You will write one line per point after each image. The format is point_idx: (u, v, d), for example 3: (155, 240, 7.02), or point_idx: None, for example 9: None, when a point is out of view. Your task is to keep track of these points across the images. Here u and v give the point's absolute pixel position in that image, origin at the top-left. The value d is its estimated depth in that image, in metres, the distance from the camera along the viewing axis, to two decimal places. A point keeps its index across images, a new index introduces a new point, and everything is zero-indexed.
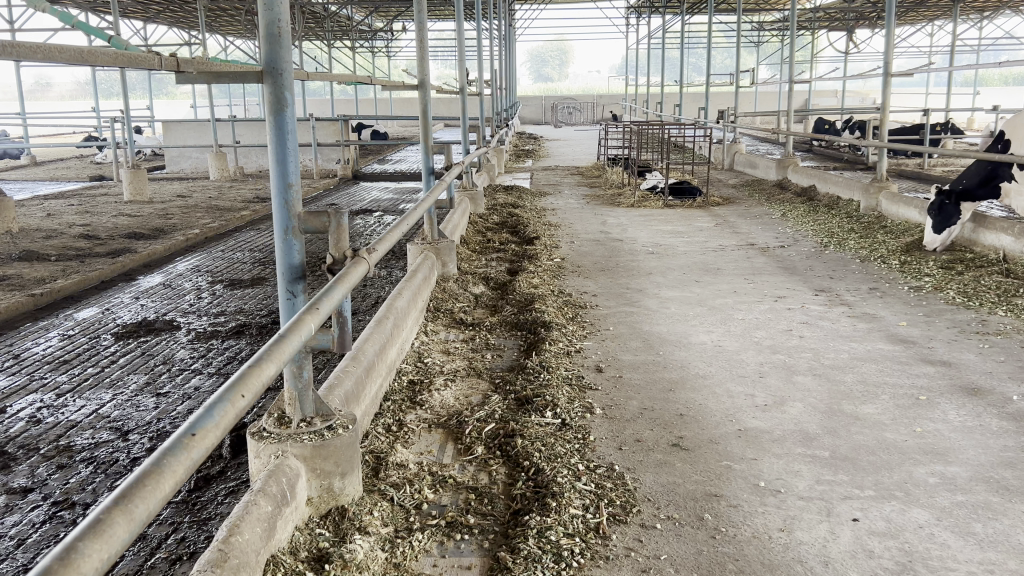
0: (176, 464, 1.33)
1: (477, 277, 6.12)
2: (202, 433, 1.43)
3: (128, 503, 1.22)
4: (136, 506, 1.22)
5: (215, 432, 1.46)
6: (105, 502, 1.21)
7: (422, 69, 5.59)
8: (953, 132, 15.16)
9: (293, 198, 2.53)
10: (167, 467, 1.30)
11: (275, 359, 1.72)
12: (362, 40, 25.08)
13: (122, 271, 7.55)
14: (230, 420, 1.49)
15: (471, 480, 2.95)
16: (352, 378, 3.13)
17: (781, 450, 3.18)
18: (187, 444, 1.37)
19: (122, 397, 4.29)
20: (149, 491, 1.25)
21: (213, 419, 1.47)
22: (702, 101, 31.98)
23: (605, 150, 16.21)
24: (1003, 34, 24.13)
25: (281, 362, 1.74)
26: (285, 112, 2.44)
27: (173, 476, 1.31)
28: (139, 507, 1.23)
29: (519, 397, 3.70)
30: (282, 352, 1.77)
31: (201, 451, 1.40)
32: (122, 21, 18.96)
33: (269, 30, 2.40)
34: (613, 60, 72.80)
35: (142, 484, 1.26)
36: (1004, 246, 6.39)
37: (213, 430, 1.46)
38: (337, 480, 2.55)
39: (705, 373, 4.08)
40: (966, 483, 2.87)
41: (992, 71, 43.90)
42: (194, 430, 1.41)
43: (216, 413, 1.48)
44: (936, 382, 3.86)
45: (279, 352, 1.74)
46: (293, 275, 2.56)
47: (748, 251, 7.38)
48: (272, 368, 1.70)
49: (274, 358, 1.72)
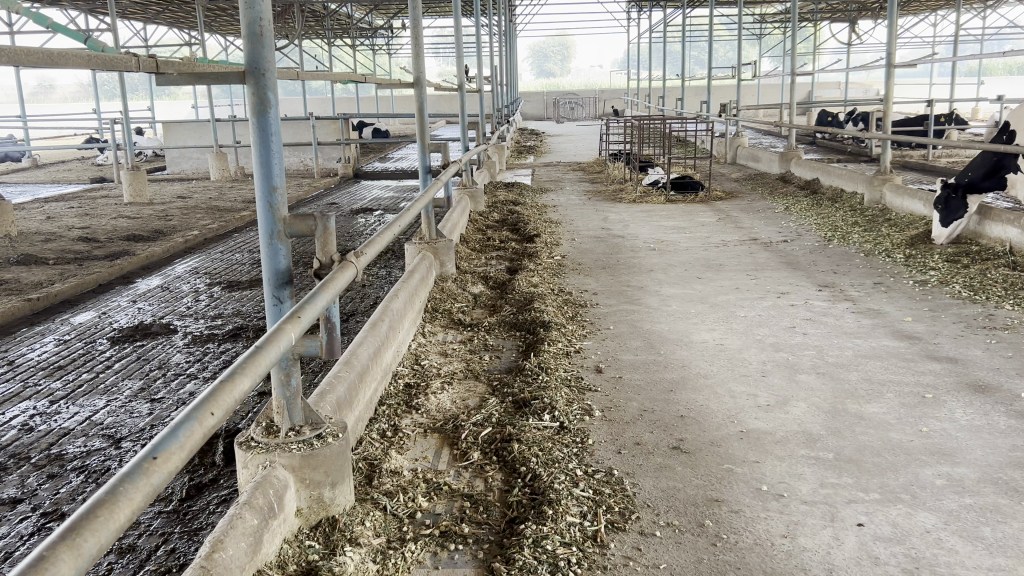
0: (134, 489, 1.22)
1: (476, 276, 6.05)
2: (165, 456, 1.32)
3: (77, 537, 1.12)
4: (86, 540, 1.11)
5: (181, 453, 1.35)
6: (54, 536, 1.11)
7: (417, 66, 5.51)
8: (958, 123, 15.02)
9: (278, 201, 2.46)
10: (124, 494, 1.19)
11: (250, 374, 1.61)
12: (362, 37, 24.97)
13: (120, 274, 7.50)
14: (196, 442, 1.38)
15: (467, 487, 2.89)
16: (345, 383, 3.08)
17: (783, 452, 3.11)
18: (147, 467, 1.26)
19: (117, 403, 4.24)
20: (101, 522, 1.14)
21: (178, 439, 1.37)
22: (705, 95, 31.85)
23: (606, 145, 16.09)
24: (1008, 23, 23.91)
25: (256, 377, 1.63)
26: (268, 113, 2.37)
27: (130, 503, 1.20)
28: (90, 540, 1.12)
29: (517, 400, 3.63)
30: (258, 366, 1.66)
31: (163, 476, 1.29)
32: (121, 22, 18.93)
33: (251, 28, 2.32)
34: (615, 55, 72.66)
35: (95, 514, 1.15)
36: (1011, 238, 6.30)
37: (179, 451, 1.35)
38: (327, 490, 2.48)
39: (706, 372, 4.01)
40: (973, 484, 2.80)
41: (995, 60, 43.72)
42: (157, 452, 1.30)
43: (182, 432, 1.37)
44: (942, 380, 3.78)
45: (254, 366, 1.62)
46: (280, 280, 2.50)
47: (750, 246, 7.30)
48: (246, 384, 1.59)
49: (249, 373, 1.61)
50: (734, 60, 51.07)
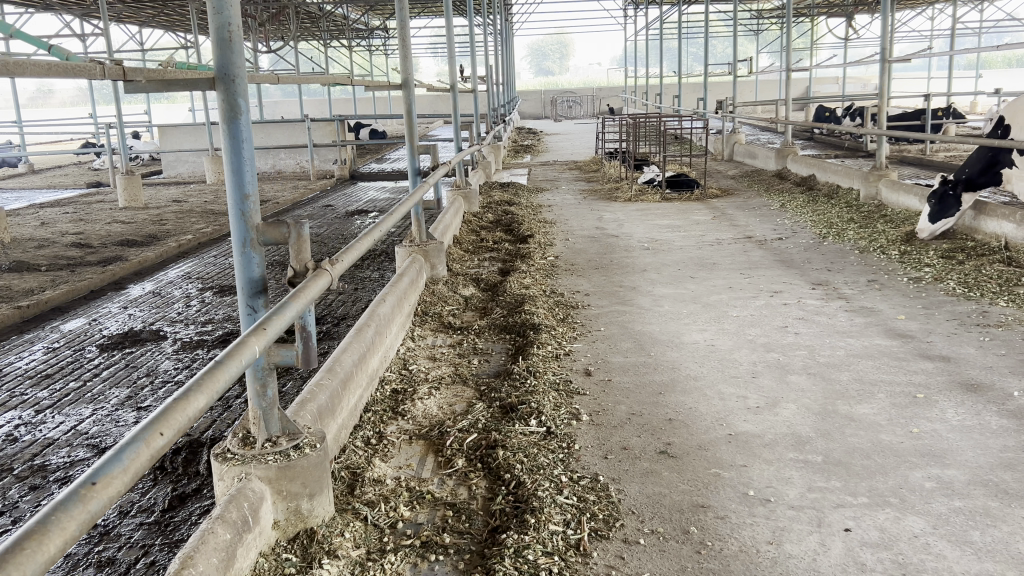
0: (69, 518, 1.14)
1: (467, 278, 6.01)
2: (106, 481, 1.24)
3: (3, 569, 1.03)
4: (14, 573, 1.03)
5: (124, 477, 1.28)
6: None
7: (405, 67, 5.47)
8: (955, 117, 14.96)
9: (251, 208, 2.42)
10: (57, 523, 1.11)
11: (205, 392, 1.54)
12: (359, 39, 24.96)
13: (112, 280, 7.47)
14: (141, 465, 1.30)
15: (450, 495, 2.85)
16: (327, 392, 3.05)
17: (772, 455, 3.07)
18: (86, 492, 1.19)
19: (103, 412, 4.20)
20: (31, 553, 1.06)
21: (122, 462, 1.29)
22: (702, 92, 31.81)
23: (602, 144, 16.05)
24: (1005, 15, 23.84)
25: (212, 395, 1.56)
26: (239, 119, 2.34)
27: (66, 531, 1.12)
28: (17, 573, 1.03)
29: (504, 405, 3.59)
30: (216, 384, 1.59)
31: (105, 501, 1.23)
32: (117, 26, 18.89)
33: (220, 33, 2.29)
34: (614, 52, 72.55)
35: (22, 544, 1.07)
36: (1006, 233, 6.26)
37: (122, 475, 1.27)
38: (305, 501, 2.45)
39: (696, 374, 3.97)
40: (963, 487, 2.76)
41: (994, 54, 43.66)
42: (97, 476, 1.22)
43: (127, 455, 1.30)
44: (934, 379, 3.74)
45: (210, 384, 1.56)
46: (254, 289, 2.47)
47: (744, 244, 7.26)
48: (201, 403, 1.52)
49: (204, 391, 1.54)
50: (732, 57, 51.03)
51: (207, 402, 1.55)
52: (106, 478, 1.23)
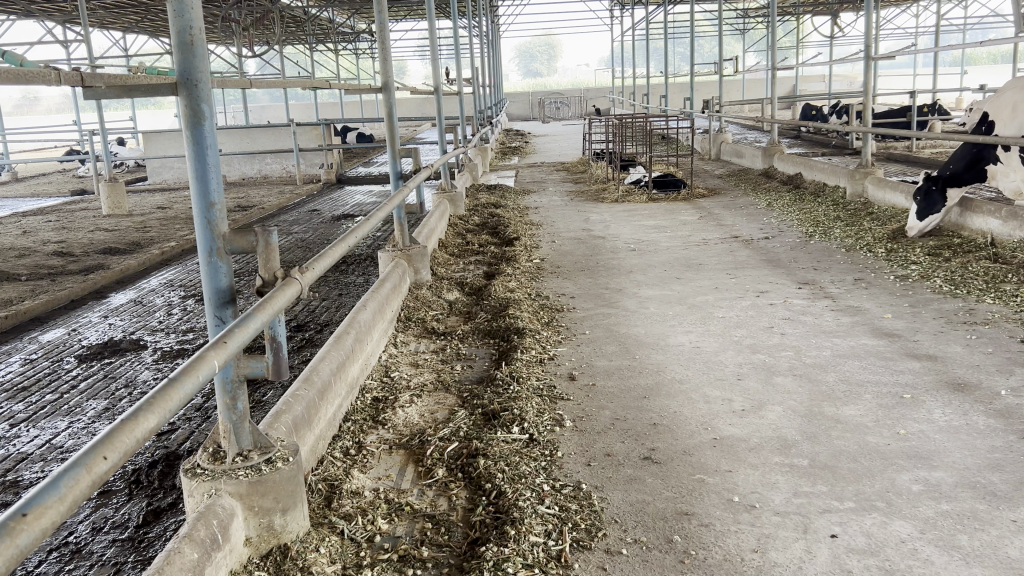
0: None
1: (452, 282, 5.93)
2: (38, 511, 1.17)
3: None
4: None
5: (61, 506, 1.21)
6: None
7: (385, 70, 5.40)
8: (940, 113, 15.00)
9: (217, 217, 2.36)
10: None
11: (156, 412, 1.48)
12: (344, 42, 24.85)
13: (93, 289, 7.37)
14: (80, 491, 1.24)
15: (429, 506, 2.79)
16: (303, 402, 2.98)
17: (757, 460, 3.02)
18: (16, 524, 1.13)
19: (78, 424, 4.12)
20: None
21: (59, 489, 1.23)
22: (689, 92, 31.79)
23: (589, 145, 16.00)
24: (989, 12, 23.90)
25: (164, 414, 1.50)
26: (202, 125, 2.28)
27: None
28: None
29: (486, 412, 3.53)
30: (168, 402, 1.53)
31: (37, 533, 1.16)
32: (100, 32, 18.75)
33: (181, 37, 2.23)
34: (601, 52, 72.60)
35: None
36: (993, 230, 6.27)
37: (58, 505, 1.21)
38: (278, 516, 2.39)
39: (682, 377, 3.92)
40: (950, 489, 2.72)
41: (978, 50, 44.04)
42: (29, 508, 1.16)
43: (65, 483, 1.23)
44: (921, 379, 3.70)
45: (161, 403, 1.50)
46: (222, 299, 2.41)
47: (731, 244, 7.21)
48: (151, 422, 1.46)
49: (154, 411, 1.48)
50: (719, 56, 51.03)
51: (158, 422, 1.49)
52: (39, 509, 1.17)
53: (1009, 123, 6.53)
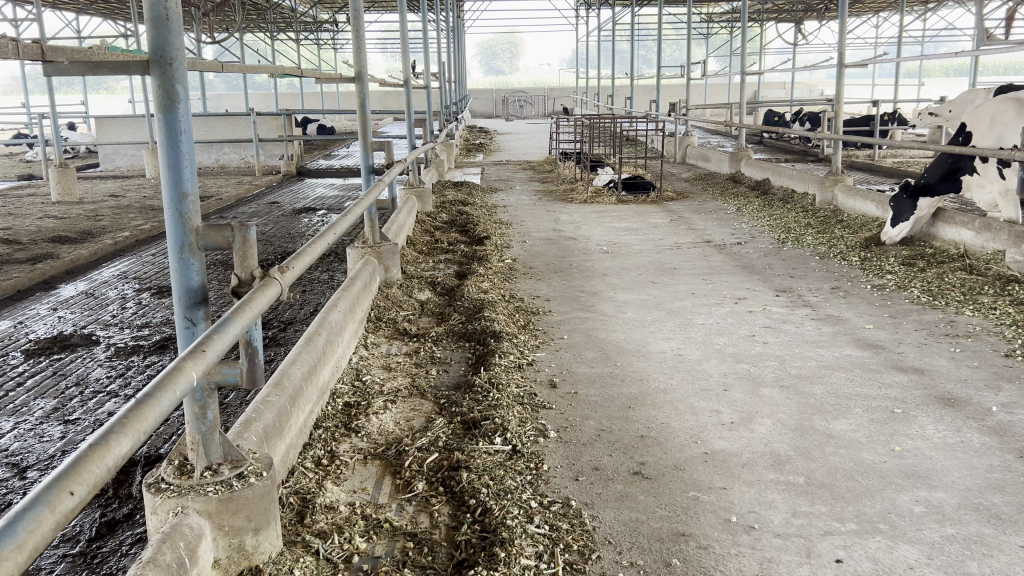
0: None
1: (422, 281, 5.73)
2: None
3: None
4: None
5: (15, 559, 1.02)
6: None
7: (359, 59, 5.17)
8: (902, 122, 15.20)
9: (190, 209, 2.16)
10: None
11: (130, 435, 1.30)
12: (306, 32, 24.39)
13: (40, 280, 7.01)
14: (42, 533, 1.06)
15: (410, 524, 2.61)
16: (273, 410, 2.78)
17: (752, 476, 2.90)
18: None
19: (24, 426, 3.84)
20: None
21: (11, 538, 1.03)
22: (653, 95, 31.89)
23: (555, 145, 15.88)
24: (947, 25, 24.32)
25: (138, 438, 1.32)
26: (176, 108, 2.08)
27: None
28: None
29: (465, 421, 3.36)
30: (142, 423, 1.35)
31: None
32: (53, 13, 18.14)
33: (155, 11, 2.02)
34: (564, 51, 72.69)
35: None
36: (965, 241, 6.26)
37: (11, 556, 1.01)
38: (250, 536, 2.20)
39: (665, 387, 3.78)
40: (954, 511, 2.62)
41: (932, 62, 45.17)
42: None
43: (21, 528, 1.05)
44: (910, 394, 3.61)
45: (135, 424, 1.32)
46: (193, 299, 2.20)
47: (704, 249, 7.13)
48: (123, 448, 1.28)
49: (128, 434, 1.29)
50: (682, 60, 51.33)
51: (131, 448, 1.30)
52: None
53: (987, 135, 6.58)
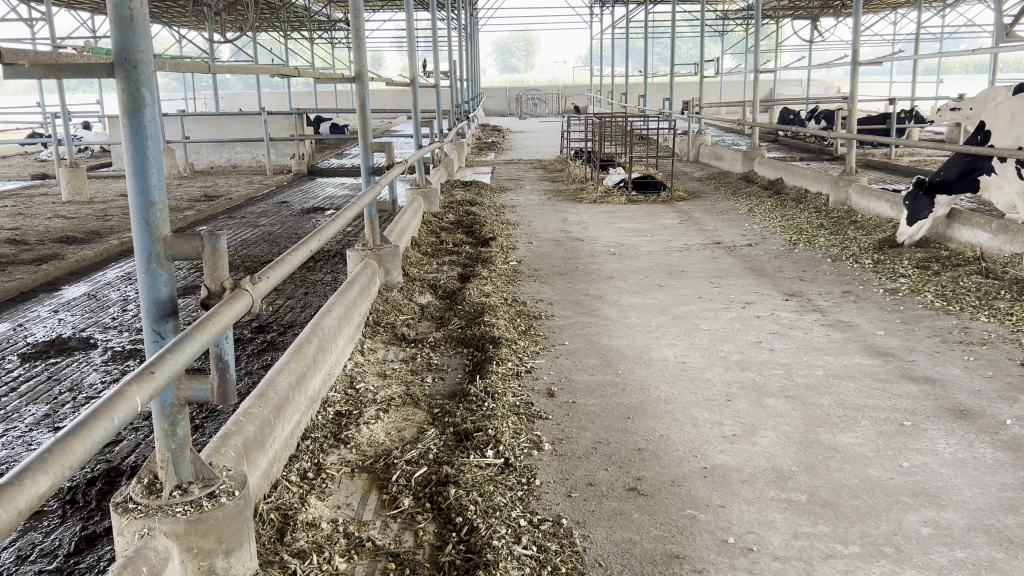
0: None
1: (424, 284, 5.63)
2: None
3: None
4: None
5: None
6: None
7: (358, 59, 5.09)
8: (919, 120, 14.97)
9: (158, 218, 2.08)
10: None
11: (48, 472, 1.21)
12: (320, 31, 24.37)
13: (45, 281, 6.98)
14: None
15: (393, 543, 2.51)
16: (255, 423, 2.69)
17: (752, 494, 2.78)
18: None
19: (13, 433, 3.78)
20: None
21: None
22: (667, 92, 31.67)
23: (567, 143, 15.76)
24: (966, 21, 23.96)
25: (59, 474, 1.23)
26: (142, 113, 1.99)
27: None
28: None
29: (458, 432, 3.26)
30: (67, 459, 1.26)
31: None
32: (68, 12, 18.19)
33: (118, 11, 1.93)
34: (579, 50, 72.57)
35: None
36: (982, 243, 6.09)
37: None
38: (220, 559, 2.11)
39: (667, 397, 3.67)
40: (963, 534, 2.50)
41: (952, 59, 44.59)
42: None
43: None
44: (920, 405, 3.48)
45: (56, 461, 1.23)
46: (161, 312, 2.12)
47: (713, 251, 7.00)
48: (42, 487, 1.20)
49: (46, 473, 1.21)
50: (697, 57, 51.00)
51: (51, 486, 1.21)
52: None
53: (1006, 134, 6.40)
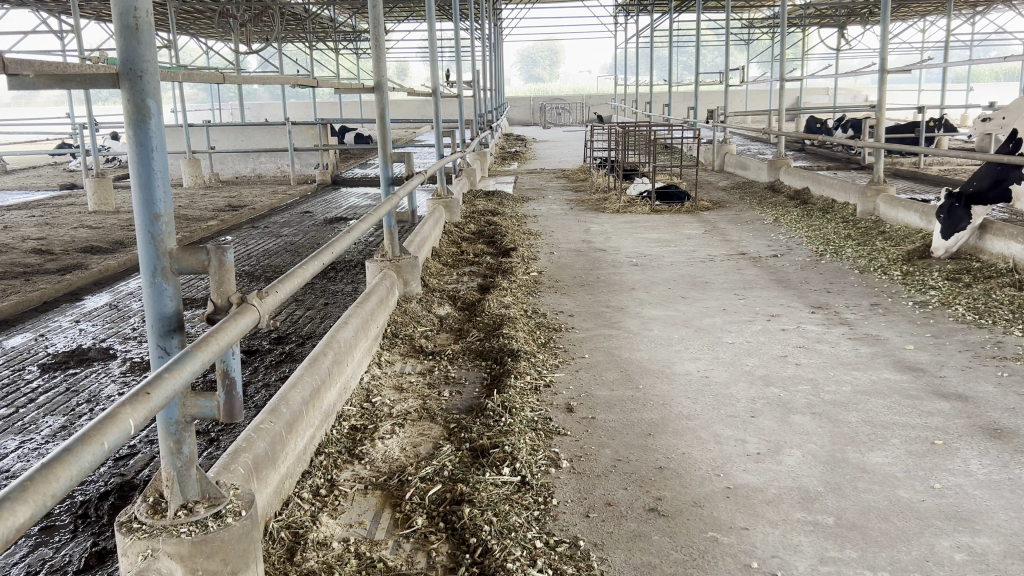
0: None
1: (444, 296, 5.58)
2: None
3: None
4: None
5: None
6: None
7: (378, 68, 5.05)
8: (948, 127, 14.73)
9: (163, 232, 2.03)
10: None
11: (29, 501, 1.18)
12: (344, 40, 24.47)
13: (67, 290, 7.00)
14: None
15: (405, 564, 2.45)
16: (265, 439, 2.63)
17: (777, 515, 2.69)
18: None
19: (29, 445, 3.76)
20: None
21: None
22: (692, 101, 31.39)
23: (591, 153, 15.69)
24: (998, 28, 23.57)
25: (39, 504, 1.19)
26: (147, 124, 1.95)
27: None
28: None
29: (474, 448, 3.19)
30: (47, 488, 1.22)
31: None
32: (97, 24, 18.40)
33: (123, 20, 1.90)
34: (603, 59, 72.41)
35: None
36: (1014, 255, 5.92)
37: None
38: None
39: (689, 413, 3.57)
40: (998, 561, 2.38)
41: (982, 65, 43.82)
42: None
43: None
44: (951, 423, 3.37)
45: (38, 490, 1.20)
46: (166, 327, 2.08)
47: (739, 262, 6.88)
48: (22, 516, 1.16)
49: (27, 501, 1.17)
50: (722, 66, 50.63)
51: (31, 516, 1.18)
52: None
53: None
